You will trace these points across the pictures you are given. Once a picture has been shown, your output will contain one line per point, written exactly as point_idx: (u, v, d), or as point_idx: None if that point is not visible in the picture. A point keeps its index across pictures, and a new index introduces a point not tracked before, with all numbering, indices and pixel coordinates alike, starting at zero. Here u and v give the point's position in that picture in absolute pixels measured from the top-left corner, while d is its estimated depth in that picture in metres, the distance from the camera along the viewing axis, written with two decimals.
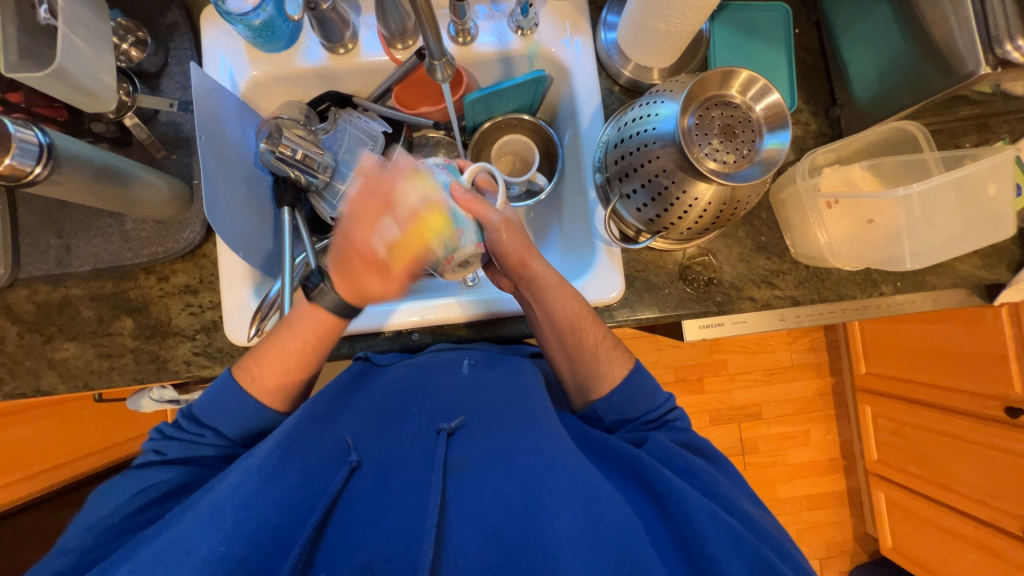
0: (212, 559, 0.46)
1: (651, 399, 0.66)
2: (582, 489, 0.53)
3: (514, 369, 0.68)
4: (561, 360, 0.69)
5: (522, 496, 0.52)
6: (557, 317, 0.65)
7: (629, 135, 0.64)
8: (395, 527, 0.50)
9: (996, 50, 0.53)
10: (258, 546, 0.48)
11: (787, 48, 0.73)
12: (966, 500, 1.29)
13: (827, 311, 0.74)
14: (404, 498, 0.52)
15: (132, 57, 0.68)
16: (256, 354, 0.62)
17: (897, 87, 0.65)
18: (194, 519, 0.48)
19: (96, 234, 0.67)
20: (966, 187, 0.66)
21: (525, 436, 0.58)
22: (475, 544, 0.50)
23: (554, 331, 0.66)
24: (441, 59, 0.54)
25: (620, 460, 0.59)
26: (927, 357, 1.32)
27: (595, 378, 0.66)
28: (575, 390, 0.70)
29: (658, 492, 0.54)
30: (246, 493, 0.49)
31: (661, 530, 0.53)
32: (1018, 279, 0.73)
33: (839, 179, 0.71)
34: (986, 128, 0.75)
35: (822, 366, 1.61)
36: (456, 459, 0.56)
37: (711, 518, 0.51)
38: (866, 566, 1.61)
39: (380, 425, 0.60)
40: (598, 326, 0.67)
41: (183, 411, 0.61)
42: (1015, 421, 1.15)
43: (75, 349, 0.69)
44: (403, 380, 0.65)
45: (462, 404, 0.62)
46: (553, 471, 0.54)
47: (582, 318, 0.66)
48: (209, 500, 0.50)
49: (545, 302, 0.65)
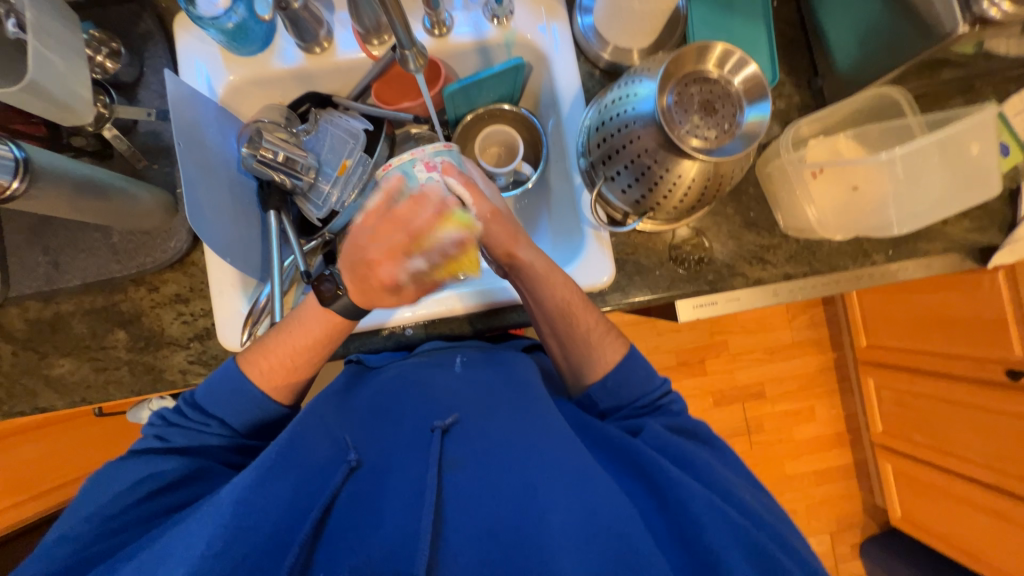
0: (210, 554, 0.46)
1: (643, 383, 0.66)
2: (576, 481, 0.53)
3: (505, 360, 0.69)
4: (555, 345, 0.69)
5: (519, 490, 0.53)
6: (548, 304, 0.65)
7: (609, 117, 0.63)
8: (393, 528, 0.50)
9: (973, 7, 0.52)
10: (259, 542, 0.48)
11: (765, 21, 0.72)
12: (972, 466, 1.29)
13: (822, 284, 0.73)
14: (402, 495, 0.53)
15: (108, 69, 0.67)
16: (245, 358, 0.61)
17: (877, 52, 0.64)
18: (199, 519, 0.49)
19: (83, 248, 0.67)
20: (950, 149, 0.65)
21: (523, 433, 0.58)
22: (473, 541, 0.50)
23: (546, 319, 0.66)
24: (412, 49, 0.54)
25: (618, 450, 0.60)
26: (926, 326, 1.32)
27: (588, 363, 0.66)
28: (570, 372, 0.69)
29: (655, 479, 0.55)
30: (243, 489, 0.49)
31: (659, 520, 0.54)
32: (1011, 240, 0.73)
33: (824, 150, 0.71)
34: (970, 90, 0.75)
35: (823, 341, 1.61)
36: (452, 458, 0.56)
37: (711, 510, 0.51)
38: (877, 538, 1.62)
39: (376, 427, 0.60)
40: (590, 311, 0.66)
41: (185, 398, 0.61)
42: (1015, 384, 1.15)
43: (70, 364, 0.69)
44: (399, 377, 0.65)
45: (458, 400, 0.62)
46: (545, 466, 0.55)
47: (573, 304, 0.65)
48: (212, 505, 0.50)
49: (535, 289, 0.64)
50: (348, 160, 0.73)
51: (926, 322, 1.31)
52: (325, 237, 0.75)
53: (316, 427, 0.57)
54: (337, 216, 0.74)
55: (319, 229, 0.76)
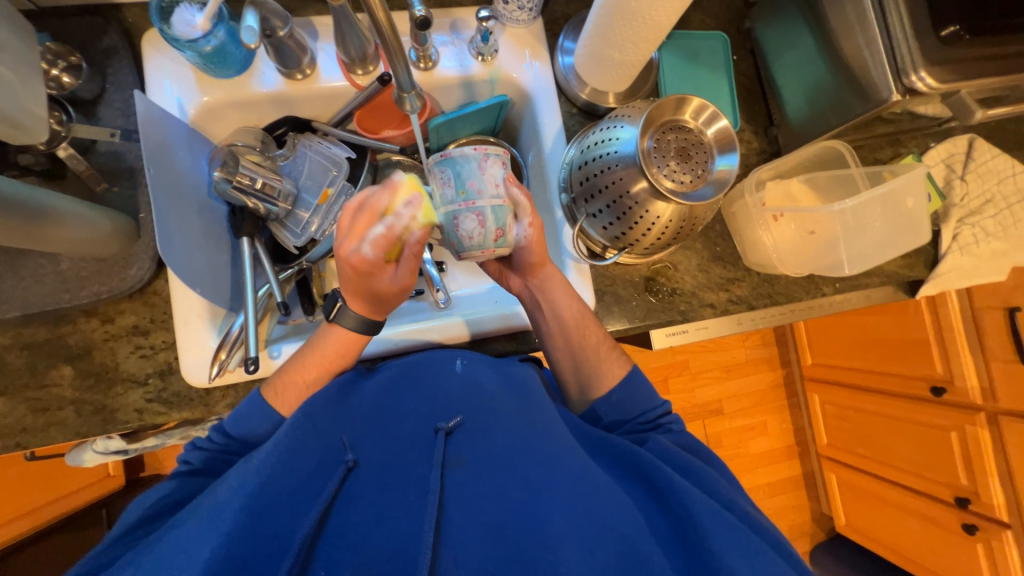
0: (213, 563, 0.43)
1: (647, 401, 0.68)
2: (580, 486, 0.54)
3: (511, 374, 0.66)
4: (566, 363, 0.70)
5: (522, 494, 0.53)
6: (565, 316, 0.68)
7: (592, 158, 0.66)
8: (395, 526, 0.50)
9: (904, 79, 0.59)
10: (258, 547, 0.45)
11: (728, 74, 0.79)
12: (906, 475, 1.41)
13: (778, 313, 0.80)
14: (405, 498, 0.52)
15: (65, 83, 0.63)
16: (283, 370, 0.61)
17: (824, 110, 0.72)
18: (196, 521, 0.46)
19: (24, 276, 0.61)
20: (890, 200, 0.75)
21: (525, 432, 0.58)
22: (476, 537, 0.50)
23: (561, 333, 0.68)
24: (411, 92, 0.57)
25: (625, 461, 0.60)
26: (864, 347, 1.44)
27: (595, 377, 0.69)
28: (577, 389, 0.71)
29: (660, 487, 0.55)
30: (245, 497, 0.47)
31: (661, 522, 0.54)
32: (935, 275, 0.82)
33: (780, 193, 0.79)
34: (898, 143, 0.85)
35: (773, 360, 1.73)
36: (455, 457, 0.56)
37: (711, 513, 0.51)
38: (825, 545, 1.72)
39: (378, 423, 0.59)
40: (599, 328, 0.70)
41: (217, 426, 0.59)
42: (939, 399, 1.29)
43: (3, 405, 0.62)
44: (400, 377, 0.64)
45: (462, 402, 0.61)
46: (551, 465, 0.55)
47: (586, 318, 0.69)
48: (209, 503, 0.48)
49: (553, 301, 0.68)
50: (329, 189, 0.73)
51: (864, 344, 1.44)
52: (302, 266, 0.72)
53: (313, 428, 0.55)
54: (317, 244, 0.72)
55: (295, 257, 0.73)
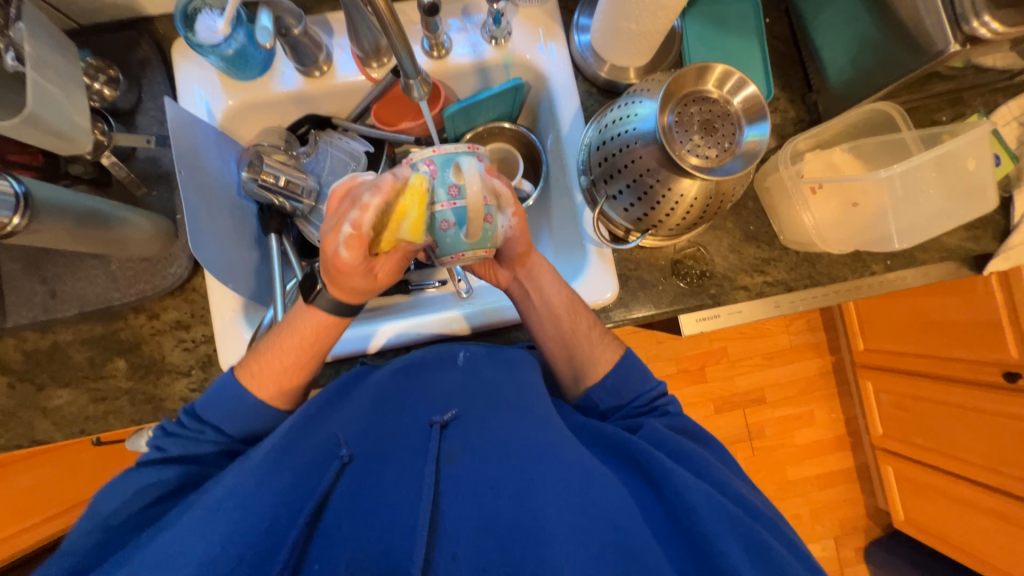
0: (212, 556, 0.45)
1: (641, 383, 0.65)
2: (574, 474, 0.52)
3: (510, 362, 0.65)
4: (558, 352, 0.68)
5: (513, 485, 0.52)
6: (554, 303, 0.66)
7: (610, 137, 0.64)
8: (388, 520, 0.50)
9: (964, 27, 0.53)
10: (255, 541, 0.47)
11: (759, 39, 0.74)
12: (975, 469, 1.29)
13: (823, 295, 0.74)
14: (397, 491, 0.53)
15: (105, 95, 0.67)
16: (258, 354, 0.60)
17: (869, 69, 0.65)
18: (192, 519, 0.47)
19: (81, 276, 0.67)
20: (947, 165, 0.67)
21: (521, 425, 0.57)
22: (470, 533, 0.49)
23: (551, 321, 0.67)
24: (416, 78, 0.56)
25: (617, 447, 0.58)
26: (924, 329, 1.33)
27: (589, 363, 0.66)
28: (571, 377, 0.68)
29: (653, 474, 0.53)
30: (241, 494, 0.48)
31: (658, 511, 0.52)
32: (1007, 247, 0.74)
33: (822, 163, 0.73)
34: (960, 102, 0.77)
35: (820, 345, 1.62)
36: (450, 451, 0.56)
37: (706, 499, 0.49)
38: (881, 541, 1.61)
39: (374, 417, 0.60)
40: (589, 313, 0.68)
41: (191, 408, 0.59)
42: (1013, 385, 1.16)
43: (68, 395, 0.68)
44: (397, 373, 0.64)
45: (457, 397, 0.61)
46: (543, 455, 0.54)
47: (575, 304, 0.67)
48: (206, 501, 0.49)
49: (542, 289, 0.67)
50: None
51: (925, 326, 1.33)
52: None
53: (307, 425, 0.56)
54: None
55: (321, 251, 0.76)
